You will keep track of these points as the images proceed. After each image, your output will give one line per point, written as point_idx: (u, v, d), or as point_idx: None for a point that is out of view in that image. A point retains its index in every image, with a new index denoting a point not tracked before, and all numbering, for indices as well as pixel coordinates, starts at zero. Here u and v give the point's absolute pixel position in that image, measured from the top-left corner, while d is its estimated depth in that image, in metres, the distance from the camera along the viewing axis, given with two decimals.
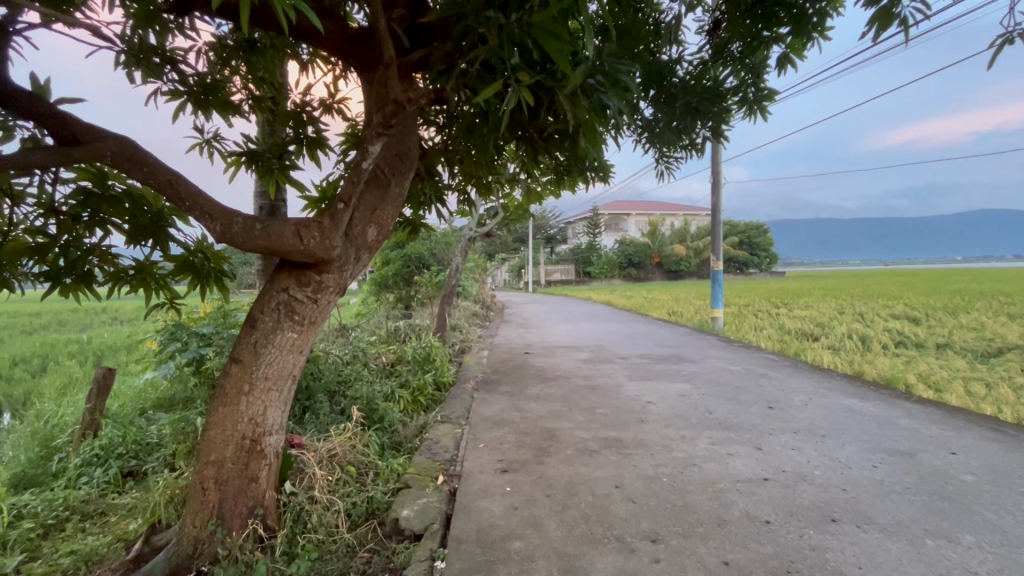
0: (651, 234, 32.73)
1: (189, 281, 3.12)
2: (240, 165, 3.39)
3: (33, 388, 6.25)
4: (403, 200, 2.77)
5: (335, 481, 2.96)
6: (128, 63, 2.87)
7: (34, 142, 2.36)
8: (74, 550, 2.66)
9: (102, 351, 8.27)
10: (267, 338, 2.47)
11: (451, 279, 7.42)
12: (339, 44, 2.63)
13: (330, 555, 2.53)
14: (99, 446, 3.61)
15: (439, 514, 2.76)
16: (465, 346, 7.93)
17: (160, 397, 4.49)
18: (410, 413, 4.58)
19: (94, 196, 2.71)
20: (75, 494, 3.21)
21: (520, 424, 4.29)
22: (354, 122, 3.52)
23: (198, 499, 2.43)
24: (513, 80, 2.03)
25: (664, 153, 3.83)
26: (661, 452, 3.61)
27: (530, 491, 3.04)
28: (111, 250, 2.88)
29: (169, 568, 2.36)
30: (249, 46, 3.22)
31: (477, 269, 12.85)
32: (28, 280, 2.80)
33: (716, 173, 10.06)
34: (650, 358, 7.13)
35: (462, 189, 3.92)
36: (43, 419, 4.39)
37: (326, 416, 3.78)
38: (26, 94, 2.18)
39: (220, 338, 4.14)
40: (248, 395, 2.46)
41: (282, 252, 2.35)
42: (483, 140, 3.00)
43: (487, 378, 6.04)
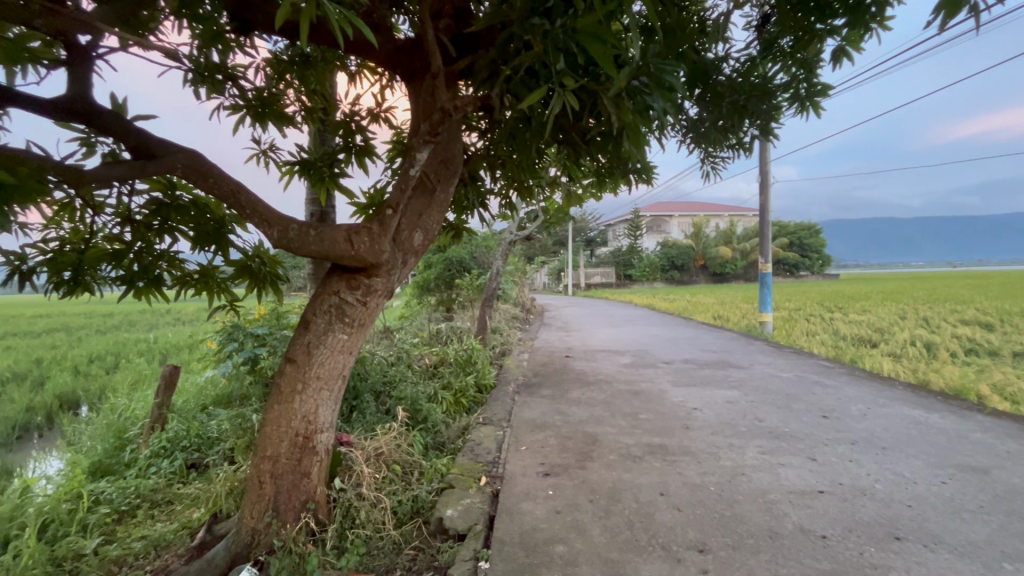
0: (695, 235, 31.86)
1: (247, 285, 3.29)
2: (294, 173, 3.55)
3: (107, 383, 6.74)
4: (448, 206, 2.83)
5: (382, 479, 3.05)
6: (194, 81, 3.06)
7: (112, 156, 2.56)
8: (144, 535, 2.86)
9: (167, 349, 8.85)
10: (319, 338, 2.57)
11: (492, 282, 7.50)
12: (387, 56, 2.72)
13: (377, 550, 2.61)
14: (166, 439, 3.87)
15: (482, 515, 2.80)
16: (505, 348, 7.98)
17: (219, 393, 4.74)
18: (452, 414, 4.65)
19: (164, 206, 2.91)
20: (145, 483, 3.44)
21: (561, 428, 4.27)
22: (400, 130, 3.63)
23: (255, 491, 2.55)
24: (557, 85, 2.05)
25: (709, 153, 3.75)
26: (707, 460, 3.51)
27: (572, 495, 3.03)
28: (178, 256, 3.08)
29: (229, 555, 2.49)
30: (303, 61, 3.38)
31: (516, 272, 12.87)
32: (107, 283, 3.04)
33: (764, 173, 9.71)
34: (696, 363, 6.93)
35: (504, 194, 3.97)
36: (117, 412, 4.74)
37: (371, 415, 3.89)
38: (106, 112, 2.37)
39: (273, 338, 4.36)
40: (301, 394, 2.57)
41: (335, 256, 2.45)
42: (526, 145, 3.03)
43: (527, 381, 6.05)
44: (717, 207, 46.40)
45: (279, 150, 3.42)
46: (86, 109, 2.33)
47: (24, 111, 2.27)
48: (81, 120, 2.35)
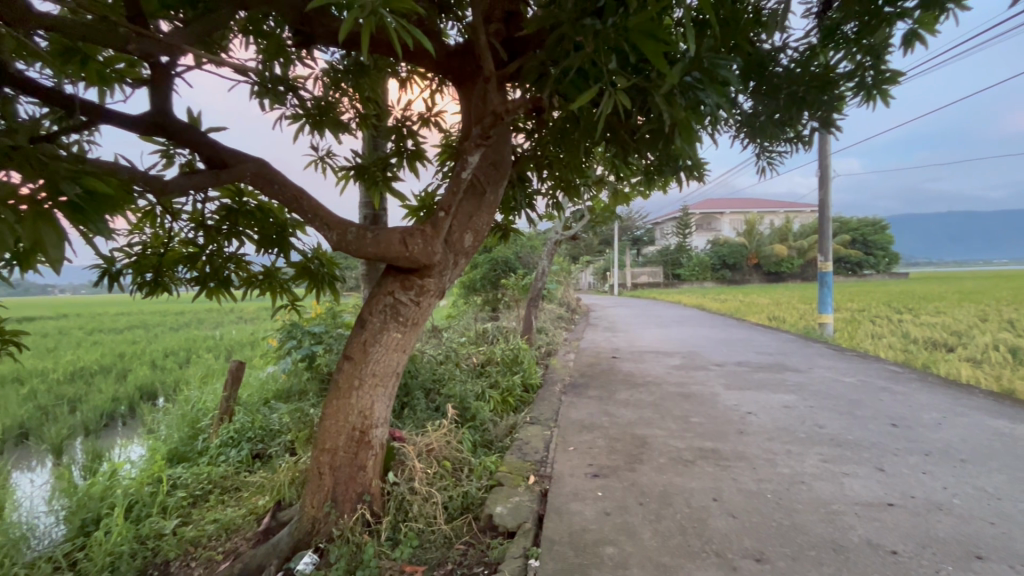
0: (748, 233, 30.58)
1: (307, 285, 3.46)
2: (349, 178, 3.70)
3: (181, 376, 7.27)
4: (497, 208, 2.88)
5: (433, 474, 3.13)
6: (259, 93, 3.25)
7: (189, 167, 2.77)
8: (216, 519, 3.07)
9: (232, 346, 9.40)
10: (375, 337, 2.67)
11: (537, 282, 7.52)
12: (438, 62, 2.79)
13: (429, 543, 2.69)
14: (234, 430, 4.13)
15: (532, 514, 2.82)
16: (551, 348, 7.98)
17: (280, 388, 5.00)
18: (500, 412, 4.69)
19: (233, 211, 3.11)
20: (216, 470, 3.69)
21: (609, 429, 4.24)
22: (450, 133, 3.71)
23: (315, 482, 2.68)
24: (609, 84, 2.05)
25: (765, 148, 3.61)
26: (764, 467, 3.38)
27: (622, 497, 3.00)
28: (245, 258, 3.28)
29: (292, 541, 2.64)
30: (357, 69, 3.52)
31: (561, 272, 12.81)
32: (183, 283, 3.27)
33: (824, 166, 9.21)
34: (750, 366, 6.67)
35: (551, 194, 3.97)
36: (190, 404, 5.11)
37: (422, 412, 4.00)
38: (184, 126, 2.56)
39: (330, 337, 4.58)
40: (358, 390, 2.68)
41: (390, 258, 2.54)
42: (574, 145, 3.03)
43: (574, 381, 6.02)
44: (772, 203, 44.36)
45: (335, 156, 3.57)
46: (167, 123, 2.52)
47: (114, 126, 2.49)
48: (162, 135, 2.55)
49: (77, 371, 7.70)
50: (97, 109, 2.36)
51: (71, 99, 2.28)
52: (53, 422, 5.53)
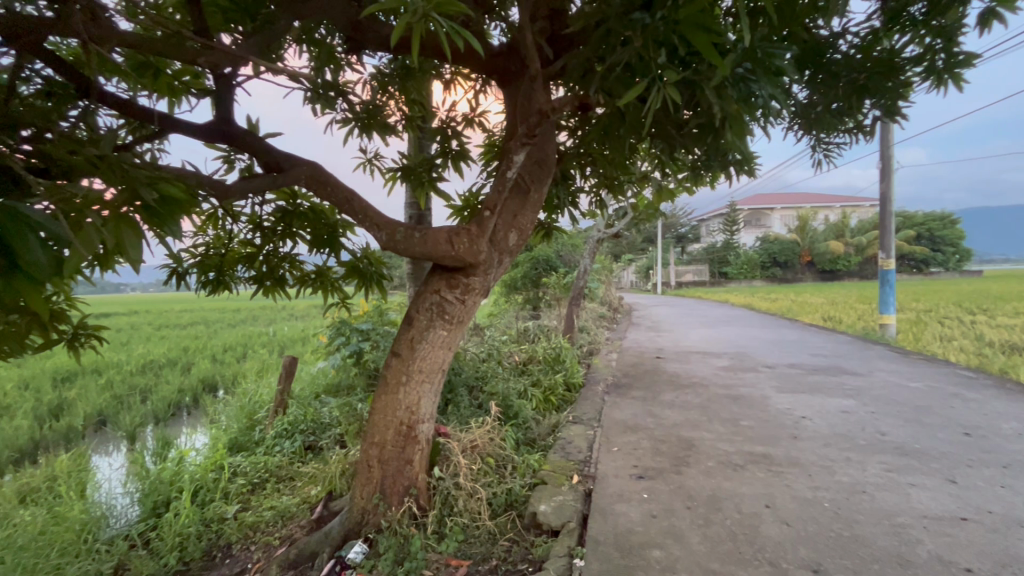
0: (801, 229, 29.16)
1: (356, 283, 3.57)
2: (396, 179, 3.78)
3: (239, 369, 7.66)
4: (542, 206, 2.89)
5: (478, 470, 3.14)
6: (312, 98, 3.37)
7: (248, 171, 2.91)
8: (273, 506, 3.23)
9: (284, 342, 9.85)
10: (422, 334, 2.73)
11: (579, 281, 7.48)
12: (484, 63, 2.82)
13: (473, 538, 2.74)
14: (288, 422, 4.33)
15: (576, 514, 2.81)
16: (593, 347, 7.89)
17: (329, 383, 5.19)
18: (542, 411, 4.68)
19: (288, 213, 3.25)
20: (272, 459, 3.87)
21: (654, 431, 4.16)
22: (493, 133, 3.73)
23: (365, 475, 2.77)
24: (658, 79, 2.01)
25: (821, 139, 3.44)
26: (820, 474, 3.23)
27: (668, 500, 2.94)
28: (298, 257, 3.42)
29: (343, 530, 2.73)
30: (404, 72, 3.60)
31: (603, 271, 12.66)
32: (242, 282, 3.44)
33: (886, 157, 8.67)
34: (804, 368, 6.38)
35: (595, 191, 3.93)
36: (247, 396, 5.38)
37: (465, 409, 4.05)
38: (244, 132, 2.69)
39: (376, 333, 4.77)
40: (405, 385, 2.75)
41: (437, 257, 2.59)
42: (619, 141, 2.99)
43: (617, 381, 5.93)
44: (827, 198, 42.14)
45: (383, 158, 3.66)
46: (229, 131, 2.66)
47: (181, 134, 2.64)
48: (225, 142, 2.69)
49: (147, 363, 8.27)
50: (167, 119, 2.53)
51: (144, 111, 2.44)
52: (127, 411, 5.97)
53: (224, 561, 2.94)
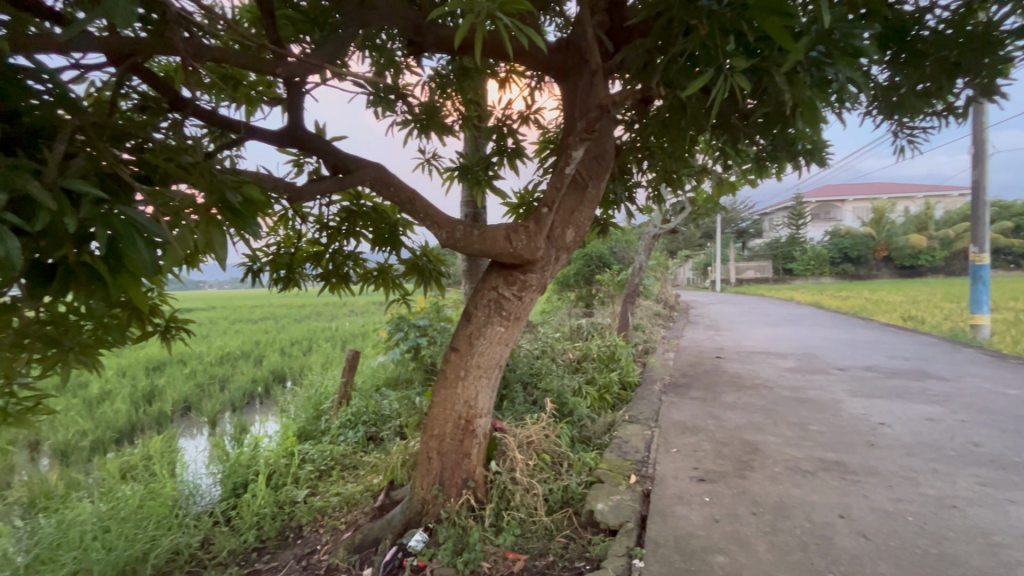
0: (877, 222, 27.08)
1: (416, 280, 3.67)
2: (454, 178, 3.85)
3: (305, 362, 8.10)
4: (599, 202, 2.87)
5: (534, 466, 3.14)
6: (374, 102, 3.49)
7: (316, 173, 3.07)
8: (339, 492, 3.40)
9: (346, 336, 10.31)
10: (480, 330, 2.78)
11: (634, 278, 7.33)
12: (540, 59, 2.82)
13: (531, 533, 2.76)
14: (352, 413, 4.54)
15: (634, 514, 2.77)
16: (649, 346, 7.71)
17: (389, 376, 5.38)
18: (597, 409, 4.64)
19: (351, 213, 3.40)
20: (338, 448, 4.07)
21: (715, 433, 4.02)
22: (549, 130, 3.73)
23: (425, 465, 2.85)
24: (725, 67, 1.94)
25: (903, 124, 3.17)
26: (902, 485, 3.00)
27: (732, 505, 2.83)
28: (361, 255, 3.56)
29: (404, 518, 2.83)
30: (460, 73, 3.66)
31: (658, 267, 12.33)
32: (310, 278, 3.63)
33: (979, 142, 7.89)
34: (881, 372, 5.93)
35: (653, 186, 3.84)
36: (314, 387, 5.68)
37: (520, 405, 4.08)
38: (313, 136, 2.83)
39: (433, 330, 4.94)
40: (464, 380, 2.80)
41: (495, 254, 2.62)
42: (679, 134, 2.91)
43: (675, 381, 5.78)
44: (907, 187, 38.84)
45: (441, 158, 3.73)
46: (300, 136, 2.80)
47: (257, 140, 2.82)
48: (296, 146, 2.84)
49: (225, 355, 8.92)
50: (246, 128, 2.71)
51: (226, 120, 2.63)
52: (209, 398, 6.48)
53: (296, 541, 3.13)
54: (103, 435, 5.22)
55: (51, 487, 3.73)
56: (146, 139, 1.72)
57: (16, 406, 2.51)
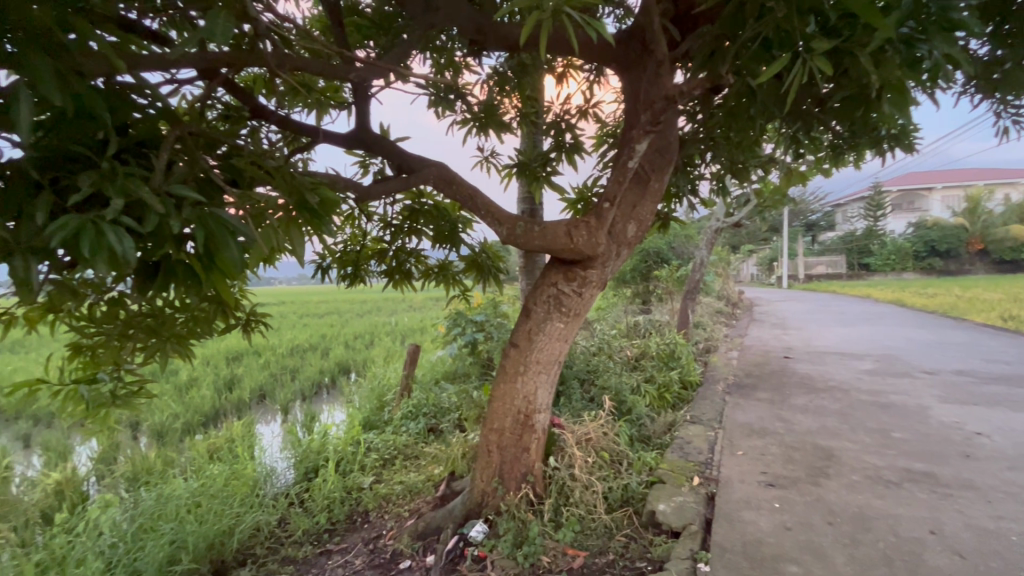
0: (970, 212, 24.57)
1: (475, 276, 3.74)
2: (512, 175, 3.87)
3: (368, 355, 8.45)
4: (662, 196, 2.81)
5: (592, 463, 3.12)
6: (436, 102, 3.57)
7: (381, 174, 3.18)
8: (402, 481, 3.53)
9: (405, 331, 10.65)
10: (540, 326, 2.79)
11: (694, 274, 7.09)
12: (601, 52, 2.77)
13: (590, 530, 2.75)
14: (413, 405, 4.70)
15: (698, 517, 2.70)
16: (710, 344, 7.44)
17: (447, 369, 5.52)
18: (656, 408, 4.54)
19: (413, 211, 3.50)
20: (401, 438, 4.22)
21: (784, 436, 3.82)
22: (608, 124, 3.67)
23: (484, 459, 2.89)
24: (804, 51, 1.83)
25: (1009, 102, 2.86)
26: (1004, 502, 2.73)
27: (805, 513, 2.69)
28: (422, 252, 3.66)
29: (465, 509, 2.89)
30: (519, 70, 3.66)
31: (720, 263, 11.85)
32: (374, 275, 3.77)
33: None
34: (977, 376, 5.40)
35: (717, 178, 3.68)
36: (377, 379, 5.93)
37: (577, 401, 4.07)
38: (377, 137, 2.93)
39: (490, 325, 5.02)
40: (523, 375, 2.82)
41: (555, 250, 2.62)
42: (749, 123, 2.78)
43: (739, 381, 5.54)
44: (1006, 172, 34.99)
45: (499, 156, 3.76)
46: (366, 138, 2.91)
47: (327, 142, 2.96)
48: (364, 148, 2.95)
49: (295, 347, 9.47)
50: (318, 132, 2.85)
51: (299, 125, 2.79)
52: (282, 387, 6.91)
53: (363, 525, 3.29)
54: (192, 419, 5.70)
55: (150, 463, 4.11)
56: (234, 146, 1.85)
57: (122, 389, 2.78)
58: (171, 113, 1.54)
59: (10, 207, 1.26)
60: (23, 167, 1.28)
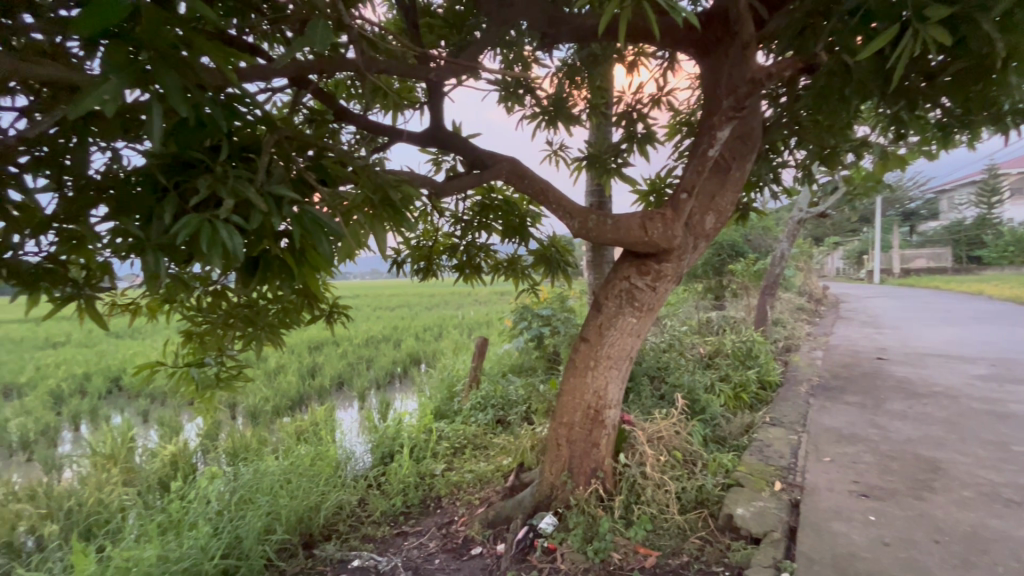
0: None
1: (544, 270, 3.74)
2: (581, 168, 3.83)
3: (437, 347, 8.73)
4: (743, 185, 2.69)
5: (664, 462, 3.04)
6: (505, 97, 3.59)
7: (453, 171, 3.26)
8: (473, 470, 3.64)
9: (472, 324, 10.89)
10: (611, 321, 2.75)
11: (773, 268, 6.67)
12: (678, 37, 2.65)
13: (663, 530, 2.70)
14: (482, 396, 4.80)
15: (781, 524, 2.56)
16: (790, 343, 6.98)
17: (513, 362, 5.59)
18: (732, 408, 4.34)
19: (483, 206, 3.56)
20: (470, 428, 4.34)
21: (878, 444, 3.53)
22: (684, 111, 3.53)
23: (553, 452, 2.88)
24: (918, 20, 1.65)
25: None
26: None
27: (906, 528, 2.47)
28: (492, 247, 3.72)
29: (534, 501, 2.91)
30: (590, 61, 3.60)
31: (801, 256, 11.08)
32: (445, 269, 3.87)
33: None
34: None
35: (803, 164, 3.44)
36: (446, 370, 6.12)
37: (648, 398, 3.98)
38: (451, 134, 3.00)
39: (557, 320, 5.03)
40: (593, 370, 2.79)
41: (629, 243, 2.57)
42: (843, 104, 2.57)
43: (824, 382, 5.17)
44: None
45: (568, 149, 3.73)
46: (440, 135, 2.98)
47: (403, 141, 3.08)
48: (437, 145, 3.02)
49: (370, 338, 9.97)
50: (395, 131, 2.97)
51: (378, 125, 2.92)
52: (359, 375, 7.32)
53: (436, 510, 3.42)
54: (281, 402, 6.17)
55: (247, 441, 4.51)
56: (323, 147, 1.97)
57: (225, 372, 3.06)
58: (270, 119, 1.66)
59: (141, 208, 1.42)
60: (151, 172, 1.43)
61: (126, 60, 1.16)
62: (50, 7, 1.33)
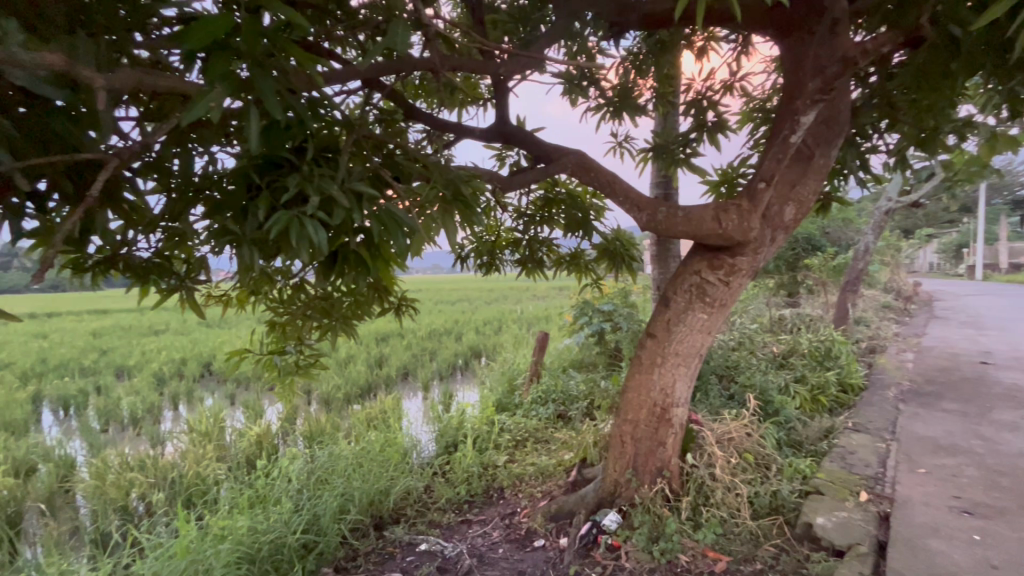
0: None
1: (607, 264, 3.69)
2: (648, 160, 3.72)
3: (497, 340, 8.84)
4: (828, 173, 2.51)
5: (735, 465, 2.91)
6: (569, 90, 3.55)
7: (517, 166, 3.28)
8: (535, 463, 3.66)
9: (531, 319, 10.92)
10: (680, 317, 2.66)
11: (856, 263, 6.18)
12: (756, 19, 2.51)
13: (733, 534, 2.60)
14: (543, 390, 4.82)
15: (869, 537, 2.39)
16: (875, 344, 6.46)
17: (574, 357, 5.55)
18: (809, 412, 4.08)
19: (546, 201, 3.56)
20: (532, 422, 4.37)
21: (983, 457, 3.19)
22: (759, 97, 3.34)
23: (618, 449, 2.83)
24: None
25: None
26: None
27: (1018, 552, 2.23)
28: (554, 241, 3.70)
29: (597, 498, 2.87)
30: (657, 49, 3.48)
31: (888, 249, 10.19)
32: (507, 263, 3.90)
33: None
34: None
35: (896, 150, 3.16)
36: (506, 364, 6.19)
37: (715, 398, 3.82)
38: (515, 128, 3.01)
39: (618, 315, 4.93)
40: (660, 367, 2.71)
41: (701, 236, 2.48)
42: (948, 81, 2.33)
43: (916, 387, 4.74)
44: None
45: (634, 140, 3.64)
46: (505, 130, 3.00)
47: (468, 138, 3.13)
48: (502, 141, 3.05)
49: (432, 331, 10.26)
50: (461, 128, 3.02)
51: (445, 123, 2.98)
52: (422, 367, 7.58)
53: (499, 500, 3.48)
54: (351, 390, 6.51)
55: (322, 426, 4.80)
56: (395, 146, 2.04)
57: (303, 361, 3.26)
58: (350, 120, 1.73)
59: (235, 206, 1.53)
60: (246, 173, 1.54)
61: (227, 70, 1.25)
62: (158, 25, 1.44)
